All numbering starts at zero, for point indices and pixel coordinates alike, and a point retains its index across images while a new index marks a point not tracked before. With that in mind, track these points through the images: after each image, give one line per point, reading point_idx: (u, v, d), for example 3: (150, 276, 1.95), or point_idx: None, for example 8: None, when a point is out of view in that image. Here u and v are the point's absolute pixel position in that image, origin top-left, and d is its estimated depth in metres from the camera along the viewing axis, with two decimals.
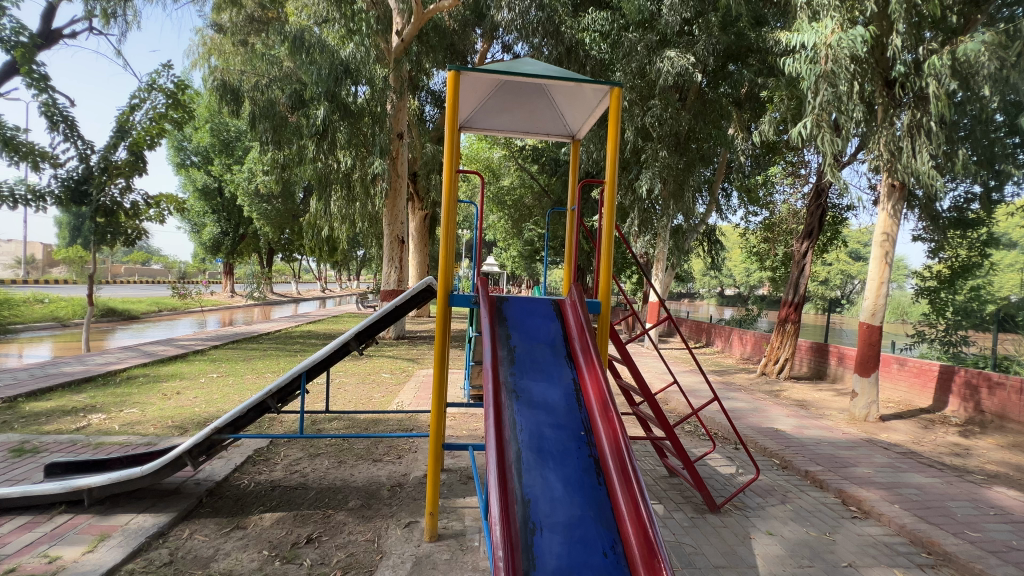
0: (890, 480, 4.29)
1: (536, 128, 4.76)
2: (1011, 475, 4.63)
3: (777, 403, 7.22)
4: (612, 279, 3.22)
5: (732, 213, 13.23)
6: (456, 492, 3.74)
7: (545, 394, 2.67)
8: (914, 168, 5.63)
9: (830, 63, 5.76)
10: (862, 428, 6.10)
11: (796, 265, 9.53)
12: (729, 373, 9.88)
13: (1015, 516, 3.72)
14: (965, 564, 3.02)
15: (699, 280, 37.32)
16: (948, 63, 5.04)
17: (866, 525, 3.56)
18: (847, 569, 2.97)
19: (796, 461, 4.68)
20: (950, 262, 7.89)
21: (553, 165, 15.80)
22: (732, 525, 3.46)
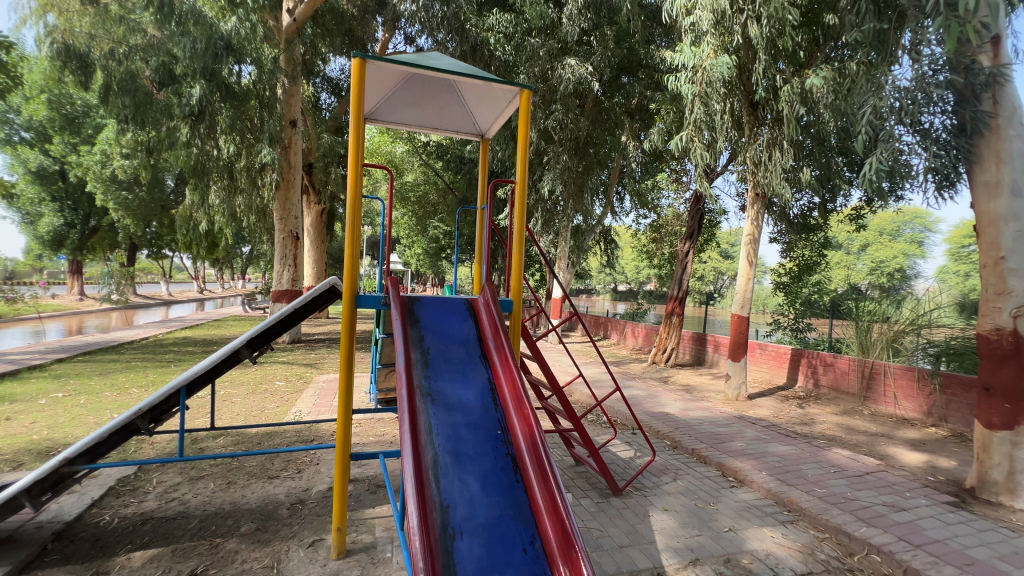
0: (758, 451, 4.94)
1: (444, 124, 4.71)
2: (844, 437, 5.59)
3: (667, 389, 7.95)
4: (524, 278, 3.27)
5: (625, 215, 14.28)
6: (365, 503, 3.56)
7: (461, 396, 2.64)
8: (771, 179, 6.55)
9: (705, 84, 6.47)
10: (734, 406, 6.95)
11: (679, 263, 10.53)
12: (624, 364, 10.66)
13: (849, 471, 4.51)
14: (817, 517, 3.57)
15: (596, 277, 39.83)
16: (797, 91, 5.99)
17: (741, 493, 4.05)
18: (729, 533, 3.36)
19: (684, 440, 5.19)
20: (798, 260, 9.36)
21: (458, 162, 15.69)
22: (633, 505, 3.73)
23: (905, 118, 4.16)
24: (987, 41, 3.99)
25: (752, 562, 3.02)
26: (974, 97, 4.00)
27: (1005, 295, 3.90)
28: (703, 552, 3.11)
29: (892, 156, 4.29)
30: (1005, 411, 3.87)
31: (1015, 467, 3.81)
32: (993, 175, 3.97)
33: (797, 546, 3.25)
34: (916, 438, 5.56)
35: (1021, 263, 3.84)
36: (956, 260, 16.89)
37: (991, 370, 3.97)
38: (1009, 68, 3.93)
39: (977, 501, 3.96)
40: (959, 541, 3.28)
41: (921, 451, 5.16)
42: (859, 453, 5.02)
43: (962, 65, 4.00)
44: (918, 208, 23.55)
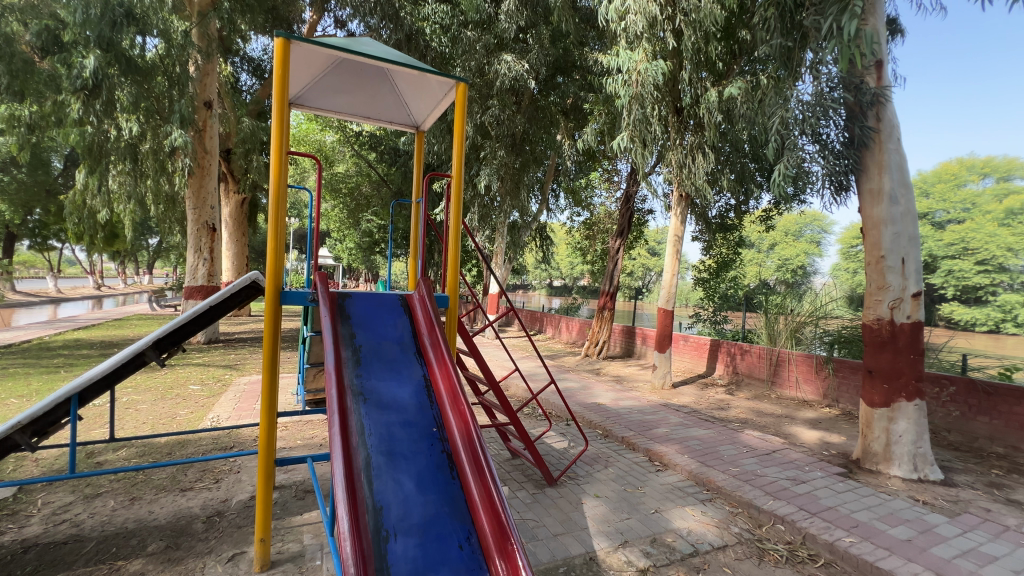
0: (681, 435, 5.28)
1: (376, 114, 4.55)
2: (754, 419, 6.13)
3: (599, 380, 8.28)
4: (460, 273, 3.24)
5: (560, 212, 14.63)
6: (291, 510, 3.37)
7: (394, 394, 2.58)
8: (694, 181, 7.01)
9: (639, 87, 6.73)
10: (660, 394, 7.37)
11: (611, 259, 10.96)
12: (559, 357, 10.95)
13: (759, 450, 4.95)
14: (731, 493, 3.89)
15: (532, 273, 40.41)
16: (716, 100, 6.42)
17: (666, 476, 4.31)
18: (654, 515, 3.56)
19: (614, 429, 5.43)
20: (716, 258, 10.10)
21: (392, 154, 15.23)
22: (567, 494, 3.84)
23: (807, 129, 4.60)
24: (872, 64, 4.52)
25: (675, 540, 3.23)
26: (861, 114, 4.51)
27: (883, 289, 4.45)
28: (632, 534, 3.27)
29: (797, 164, 4.72)
30: (884, 391, 4.43)
31: (892, 439, 4.37)
32: (876, 184, 4.50)
33: (714, 522, 3.52)
34: (813, 418, 6.20)
35: (896, 262, 4.40)
36: (847, 258, 19.05)
37: (873, 355, 4.53)
38: (889, 90, 4.46)
39: (862, 470, 4.50)
40: (848, 507, 3.70)
41: (817, 429, 5.76)
42: (767, 434, 5.53)
43: (853, 84, 4.49)
44: (817, 212, 26.18)
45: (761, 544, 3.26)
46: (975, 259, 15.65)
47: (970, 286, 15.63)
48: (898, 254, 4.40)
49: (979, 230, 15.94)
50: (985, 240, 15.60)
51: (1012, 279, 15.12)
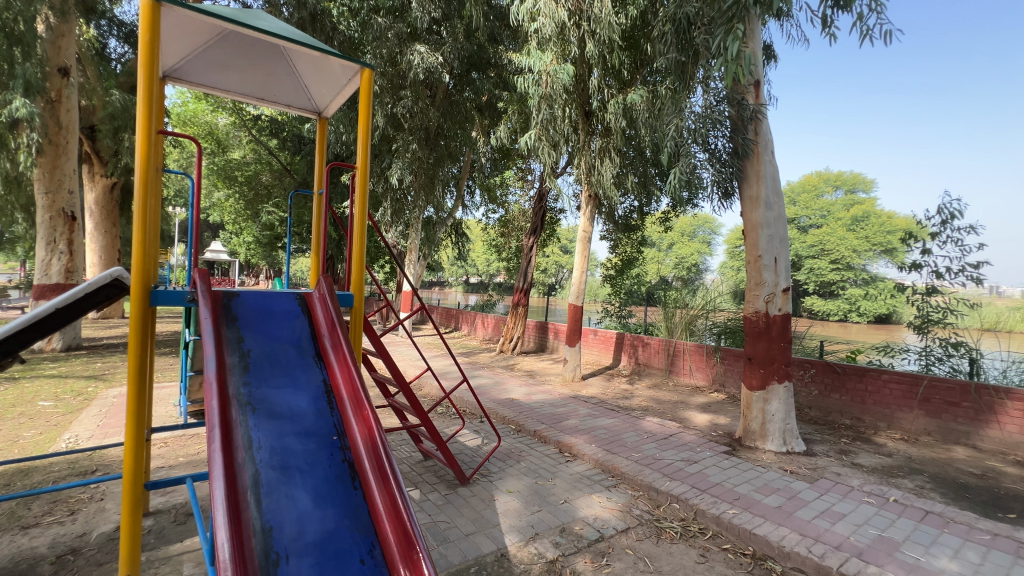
0: (588, 426, 5.53)
1: (272, 96, 4.16)
2: (654, 406, 6.62)
3: (512, 375, 8.41)
4: (365, 270, 3.08)
5: (475, 209, 14.60)
6: (168, 539, 2.97)
7: (290, 402, 2.37)
8: (601, 182, 7.37)
9: (550, 89, 6.93)
10: (570, 386, 7.68)
11: (525, 257, 11.17)
12: (474, 354, 10.95)
13: (657, 435, 5.35)
14: (633, 478, 4.14)
15: (448, 271, 39.96)
16: (621, 106, 6.77)
17: (574, 466, 4.48)
18: (564, 505, 3.68)
19: (526, 423, 5.54)
20: (621, 256, 10.73)
21: (296, 142, 14.06)
22: (479, 492, 3.83)
23: (698, 139, 5.03)
24: (751, 83, 5.04)
25: (583, 527, 3.36)
26: (743, 127, 5.01)
27: (760, 285, 5.00)
28: (542, 526, 3.34)
29: (689, 170, 5.12)
30: (760, 375, 4.99)
31: (767, 418, 4.94)
32: (755, 191, 5.04)
33: (618, 507, 3.72)
34: (704, 402, 6.82)
35: (770, 261, 4.97)
36: (732, 258, 21.31)
37: (751, 344, 5.08)
38: (765, 108, 5.01)
39: (743, 447, 5.03)
40: (731, 482, 4.11)
41: (707, 412, 6.34)
42: (665, 419, 5.98)
43: (736, 100, 4.99)
44: (707, 215, 28.91)
45: (659, 523, 3.50)
46: (830, 259, 18.31)
47: (826, 282, 18.27)
48: (772, 254, 4.97)
49: (832, 235, 18.69)
50: (837, 242, 18.29)
51: (856, 276, 17.93)
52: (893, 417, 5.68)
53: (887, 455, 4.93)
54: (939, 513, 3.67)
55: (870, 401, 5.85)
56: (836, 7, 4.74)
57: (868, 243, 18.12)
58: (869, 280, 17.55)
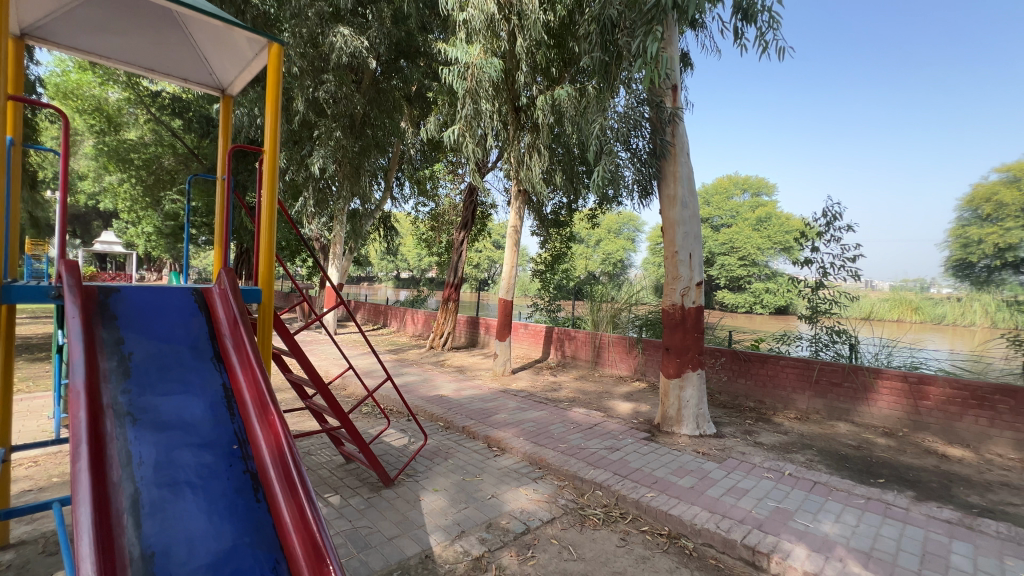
0: (517, 419, 5.57)
1: (166, 68, 3.75)
2: (580, 397, 6.82)
3: (441, 372, 8.27)
4: (275, 263, 2.83)
5: (404, 202, 14.16)
6: (33, 573, 2.56)
7: (181, 409, 2.12)
8: (530, 178, 7.44)
9: (475, 82, 6.92)
10: (500, 381, 7.70)
11: (455, 251, 11.03)
12: (403, 351, 10.63)
13: (583, 424, 5.50)
14: (559, 468, 4.22)
15: (377, 266, 38.60)
16: (549, 103, 6.86)
17: (502, 460, 4.49)
18: (491, 500, 3.66)
19: (455, 420, 5.46)
20: (551, 251, 10.76)
21: (203, 124, 12.86)
22: (404, 493, 3.71)
23: (620, 138, 5.20)
24: (669, 87, 5.29)
25: (509, 521, 3.36)
26: (661, 129, 5.26)
27: (677, 279, 5.29)
28: (468, 523, 3.30)
29: (612, 168, 5.28)
30: (676, 363, 5.29)
31: (682, 404, 5.26)
32: (672, 190, 5.32)
33: (544, 498, 3.77)
34: (626, 392, 7.14)
35: (685, 256, 5.27)
36: (653, 254, 22.54)
37: (668, 335, 5.38)
38: (682, 112, 5.27)
39: (661, 432, 5.32)
40: (650, 466, 4.33)
41: (629, 401, 6.64)
42: (590, 409, 6.18)
43: (655, 102, 5.22)
44: (631, 213, 30.35)
45: (583, 512, 3.59)
46: (738, 256, 20.00)
47: (735, 276, 19.89)
48: (687, 250, 5.28)
49: (741, 234, 20.36)
50: (745, 241, 20.00)
51: (760, 271, 19.70)
52: (789, 399, 6.30)
53: (783, 433, 5.45)
54: (825, 483, 4.11)
55: (770, 385, 6.44)
56: (743, 21, 5.10)
57: (770, 241, 19.97)
58: (770, 275, 19.36)
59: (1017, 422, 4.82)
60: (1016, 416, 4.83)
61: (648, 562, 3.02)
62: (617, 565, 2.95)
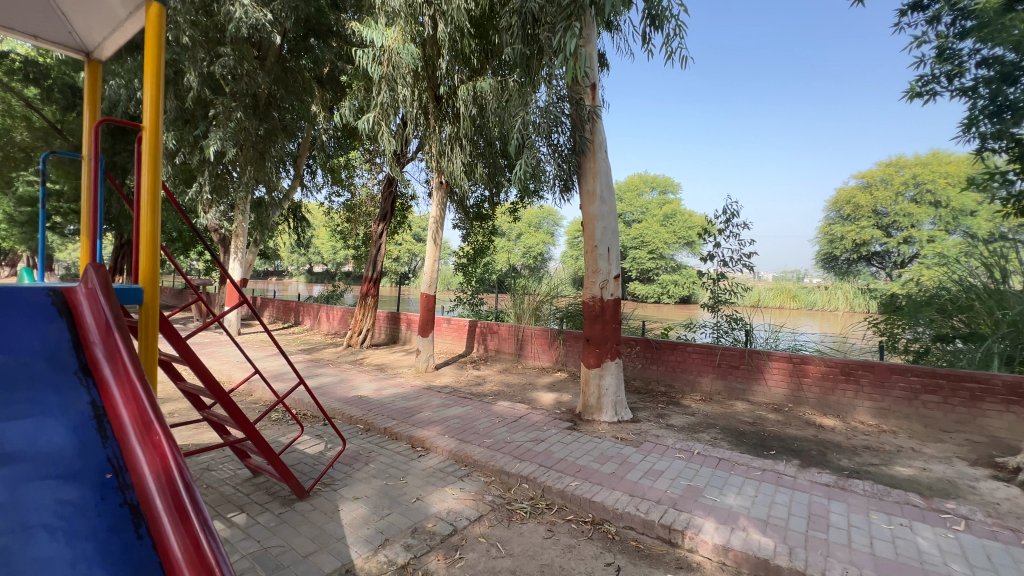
0: (441, 417, 5.44)
1: (13, 22, 3.14)
2: (505, 390, 6.84)
3: (360, 371, 7.88)
4: (160, 257, 2.45)
5: (317, 191, 13.25)
6: None
7: (34, 437, 1.77)
8: (451, 171, 7.30)
9: (392, 68, 6.67)
10: (423, 377, 7.51)
11: (374, 244, 10.56)
12: (316, 350, 9.99)
13: (507, 418, 5.52)
14: (485, 464, 4.19)
15: (286, 259, 35.94)
16: (471, 94, 6.76)
17: (427, 460, 4.36)
18: (416, 503, 3.53)
19: (375, 421, 5.21)
20: (473, 245, 10.60)
21: (68, 94, 11.04)
22: (321, 504, 3.45)
23: (541, 133, 5.24)
24: (588, 86, 5.42)
25: (436, 524, 3.26)
26: (581, 126, 5.39)
27: (596, 273, 5.47)
28: (392, 530, 3.15)
29: (534, 162, 5.31)
30: (596, 354, 5.48)
31: (602, 392, 5.46)
32: (592, 186, 5.47)
33: (471, 496, 3.72)
34: (549, 383, 7.30)
35: (604, 250, 5.45)
36: (572, 248, 23.34)
37: (589, 326, 5.55)
38: (600, 110, 5.44)
39: (582, 421, 5.49)
40: (573, 455, 4.44)
41: (552, 392, 6.79)
42: (514, 402, 6.22)
43: (574, 99, 5.33)
44: (550, 208, 31.16)
45: (510, 506, 3.59)
46: (647, 250, 21.47)
47: (645, 269, 21.21)
48: (606, 245, 5.46)
49: (649, 230, 21.84)
50: (652, 236, 21.47)
51: (667, 263, 21.20)
52: (695, 382, 6.81)
53: (691, 414, 5.89)
54: (728, 458, 4.49)
55: (678, 370, 6.92)
56: (652, 27, 5.36)
57: (675, 236, 21.55)
58: (676, 268, 20.94)
59: (875, 393, 5.62)
60: (874, 387, 5.62)
61: (574, 550, 3.08)
62: (545, 556, 2.98)
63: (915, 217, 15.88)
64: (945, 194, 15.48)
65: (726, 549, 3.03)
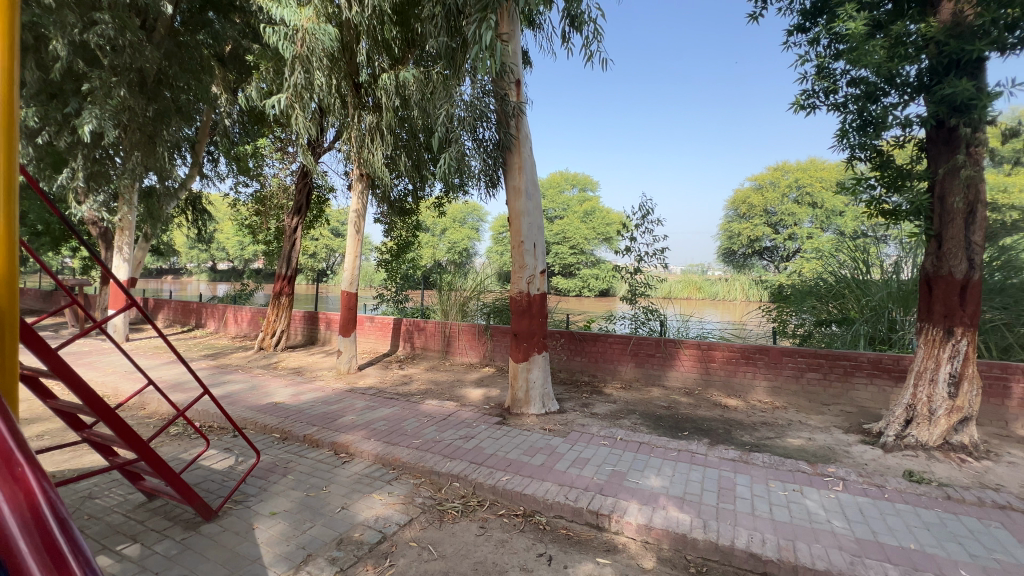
0: (366, 420, 5.21)
1: None
2: (433, 388, 6.72)
3: (274, 376, 7.32)
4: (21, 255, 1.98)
5: (220, 180, 12.06)
6: None
7: None
8: (373, 164, 7.00)
9: (307, 49, 6.20)
10: (346, 379, 7.14)
11: (288, 239, 9.85)
12: (222, 355, 9.13)
13: (436, 416, 5.42)
14: (415, 466, 4.08)
15: (184, 256, 32.46)
16: (393, 83, 6.51)
17: (352, 466, 4.15)
18: (341, 513, 3.35)
19: (294, 429, 4.87)
20: (396, 240, 10.17)
21: None
22: (232, 524, 3.16)
23: (466, 127, 5.18)
24: (513, 82, 5.43)
25: (363, 532, 3.11)
26: (506, 122, 5.38)
27: (523, 268, 5.52)
28: (315, 544, 2.96)
29: (459, 156, 5.23)
30: (524, 348, 5.55)
31: (530, 385, 5.55)
32: (517, 182, 5.50)
33: (400, 500, 3.60)
34: (477, 378, 7.28)
35: (530, 246, 5.52)
36: (497, 244, 23.47)
37: (516, 321, 5.60)
38: (525, 106, 5.47)
39: (511, 415, 5.54)
40: (503, 450, 4.46)
41: (481, 387, 6.78)
42: (443, 400, 6.12)
43: (499, 95, 5.31)
44: (475, 203, 31.05)
45: (441, 507, 3.53)
46: (569, 245, 22.17)
47: (568, 264, 21.89)
48: (532, 241, 5.53)
49: (570, 226, 22.57)
50: (574, 231, 22.22)
51: (587, 258, 22.03)
52: (616, 370, 7.17)
53: (613, 402, 6.17)
54: (647, 442, 4.76)
55: (601, 360, 7.24)
56: (571, 27, 5.49)
57: (594, 232, 22.46)
58: (596, 262, 21.84)
59: (769, 373, 6.25)
60: (769, 368, 6.26)
61: (506, 545, 3.10)
62: (478, 554, 2.96)
63: (797, 217, 17.97)
64: (820, 196, 17.52)
65: (649, 528, 3.20)
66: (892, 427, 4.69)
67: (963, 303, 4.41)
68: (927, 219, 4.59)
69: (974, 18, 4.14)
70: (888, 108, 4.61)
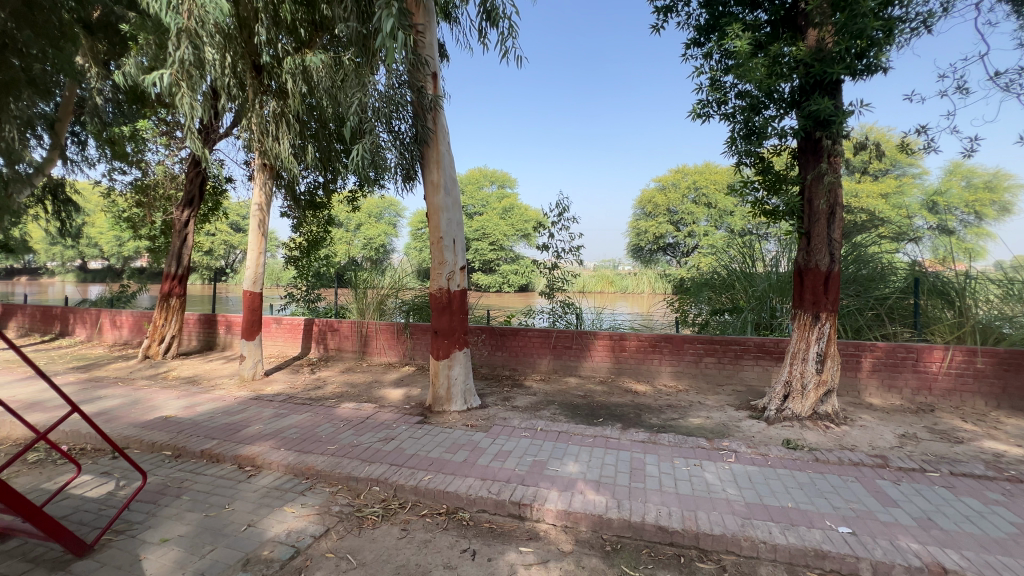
0: (275, 428, 4.86)
1: None
2: (349, 391, 6.43)
3: (163, 387, 6.54)
4: None
5: (89, 166, 10.44)
6: None
7: None
8: (277, 153, 6.50)
9: (195, 22, 5.47)
10: (250, 387, 6.59)
11: (177, 234, 8.82)
12: (96, 367, 7.98)
13: (353, 420, 5.20)
14: (330, 473, 3.88)
15: (43, 254, 27.76)
16: (297, 67, 6.06)
17: (259, 480, 3.85)
18: (247, 531, 3.09)
19: (188, 444, 4.40)
20: (306, 236, 9.38)
21: None
22: (113, 558, 2.79)
23: (382, 118, 5.01)
24: (429, 74, 5.30)
25: (273, 549, 2.91)
26: (423, 114, 5.27)
27: (442, 264, 5.45)
28: (216, 568, 2.70)
29: (374, 148, 5.01)
30: (445, 346, 5.49)
31: (451, 382, 5.51)
32: (435, 176, 5.41)
33: (315, 511, 3.40)
34: (396, 378, 7.09)
35: (449, 242, 5.45)
36: (416, 240, 22.90)
37: (437, 318, 5.53)
38: (442, 100, 5.37)
39: (433, 413, 5.47)
40: (425, 449, 4.39)
41: (400, 387, 6.61)
42: (360, 402, 5.88)
43: (416, 87, 5.19)
44: (391, 197, 30.03)
45: (360, 513, 3.39)
46: (488, 241, 22.25)
47: (487, 260, 21.94)
48: (451, 237, 5.46)
49: (490, 223, 22.66)
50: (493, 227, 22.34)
51: (506, 254, 22.25)
52: (535, 363, 7.37)
53: (533, 394, 6.33)
54: (566, 430, 4.95)
55: (521, 354, 7.40)
56: (487, 22, 5.51)
57: (513, 229, 22.79)
58: (515, 258, 22.15)
59: (673, 359, 6.79)
60: (672, 355, 6.79)
61: (430, 544, 3.06)
62: (400, 558, 2.90)
63: (695, 216, 19.75)
64: (715, 197, 19.49)
65: (568, 513, 3.34)
66: (773, 402, 5.32)
67: (827, 291, 5.11)
68: (799, 219, 5.25)
69: (833, 46, 4.76)
70: (768, 120, 5.18)
